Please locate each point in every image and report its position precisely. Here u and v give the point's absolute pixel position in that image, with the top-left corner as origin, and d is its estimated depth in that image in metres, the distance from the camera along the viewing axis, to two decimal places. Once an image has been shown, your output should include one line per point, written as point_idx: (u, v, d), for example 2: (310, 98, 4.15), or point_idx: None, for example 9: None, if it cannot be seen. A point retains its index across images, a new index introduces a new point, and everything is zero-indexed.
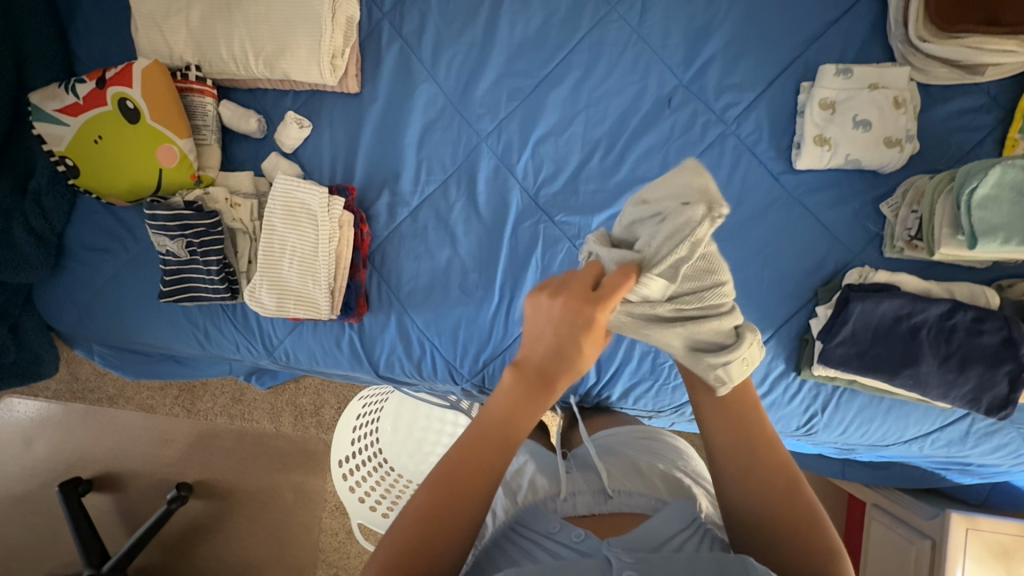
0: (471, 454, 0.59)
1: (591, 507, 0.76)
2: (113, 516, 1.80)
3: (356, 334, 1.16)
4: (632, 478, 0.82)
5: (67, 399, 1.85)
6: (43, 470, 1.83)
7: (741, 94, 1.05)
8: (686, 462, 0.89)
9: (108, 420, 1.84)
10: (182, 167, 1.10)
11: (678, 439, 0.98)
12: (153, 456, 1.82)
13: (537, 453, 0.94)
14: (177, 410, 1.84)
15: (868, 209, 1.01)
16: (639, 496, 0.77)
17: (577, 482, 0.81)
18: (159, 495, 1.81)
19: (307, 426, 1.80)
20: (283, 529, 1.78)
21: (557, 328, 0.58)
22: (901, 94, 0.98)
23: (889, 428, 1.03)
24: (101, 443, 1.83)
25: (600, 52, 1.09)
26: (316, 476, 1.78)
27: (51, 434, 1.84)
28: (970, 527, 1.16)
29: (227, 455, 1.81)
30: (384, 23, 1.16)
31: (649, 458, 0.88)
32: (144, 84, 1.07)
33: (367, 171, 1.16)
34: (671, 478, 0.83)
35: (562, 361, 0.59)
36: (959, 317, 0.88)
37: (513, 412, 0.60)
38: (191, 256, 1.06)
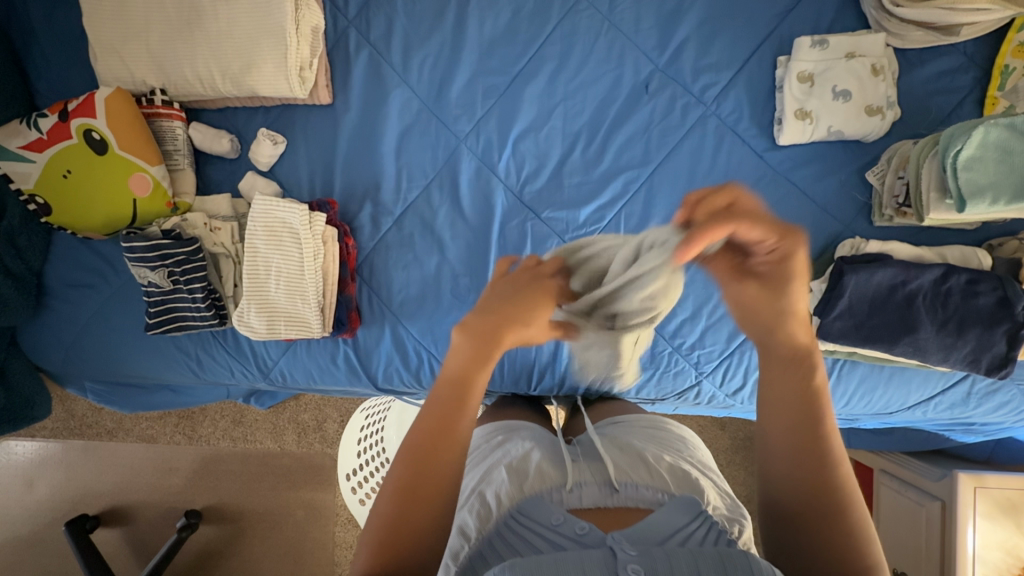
0: (436, 419, 0.63)
1: (597, 500, 0.76)
2: (124, 549, 1.78)
3: (351, 349, 1.15)
4: (638, 468, 0.82)
5: (64, 437, 1.82)
6: (48, 509, 1.80)
7: (718, 74, 1.04)
8: (692, 453, 0.90)
9: (109, 455, 1.81)
10: (156, 196, 1.07)
11: (684, 429, 0.99)
12: (159, 485, 1.80)
13: (540, 439, 0.93)
14: (179, 438, 1.82)
15: (854, 178, 1.01)
16: (646, 490, 0.77)
17: (583, 472, 0.81)
18: (169, 523, 1.79)
19: (311, 442, 1.78)
20: (297, 546, 1.77)
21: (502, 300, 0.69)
22: (879, 61, 0.97)
23: (891, 396, 1.03)
24: (104, 478, 1.81)
25: (573, 43, 1.08)
26: (325, 491, 1.77)
27: (52, 474, 1.81)
28: (979, 485, 1.17)
29: (233, 478, 1.79)
30: (351, 30, 1.13)
31: (655, 448, 0.88)
32: (109, 114, 1.04)
33: (347, 183, 1.13)
34: (678, 470, 0.83)
35: (507, 318, 0.67)
36: (953, 280, 0.88)
37: (468, 370, 0.65)
38: (175, 285, 1.03)
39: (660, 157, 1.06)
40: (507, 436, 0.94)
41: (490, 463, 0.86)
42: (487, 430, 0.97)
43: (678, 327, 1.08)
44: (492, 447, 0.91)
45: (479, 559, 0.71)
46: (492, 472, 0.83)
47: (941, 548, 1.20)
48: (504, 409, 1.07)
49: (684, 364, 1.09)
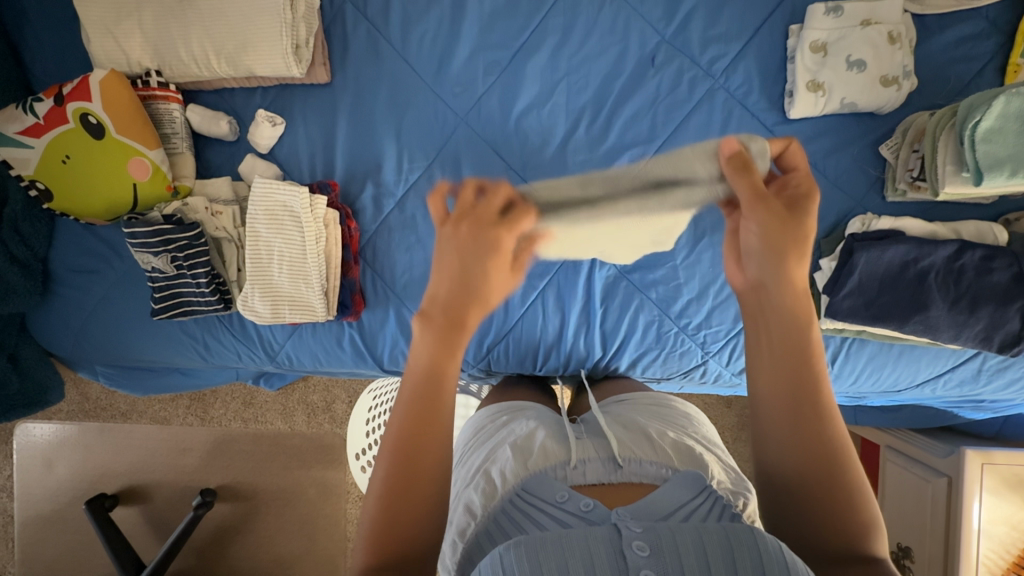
0: (411, 420, 0.60)
1: (601, 476, 0.77)
2: (144, 526, 1.84)
3: (356, 332, 1.15)
4: (642, 444, 0.82)
5: (81, 419, 1.86)
6: (68, 489, 1.85)
7: (727, 45, 1.00)
8: (697, 429, 0.90)
9: (124, 436, 1.85)
10: (156, 180, 1.05)
11: (689, 405, 0.98)
12: (175, 465, 1.85)
13: (545, 419, 0.93)
14: (192, 419, 1.85)
15: (868, 152, 0.97)
16: (651, 466, 0.78)
17: (587, 449, 0.81)
18: (186, 501, 1.84)
19: (321, 423, 1.81)
20: (310, 522, 1.82)
21: (449, 271, 0.64)
22: (896, 28, 0.92)
23: (900, 374, 1.02)
24: (122, 458, 1.85)
25: (576, 15, 1.04)
26: (335, 469, 1.81)
27: (70, 455, 1.85)
28: (986, 462, 1.18)
29: (246, 457, 1.83)
30: (347, 5, 1.10)
31: (660, 424, 0.89)
32: (105, 96, 1.01)
33: (347, 165, 1.12)
34: (682, 445, 0.83)
35: (458, 300, 0.63)
36: (967, 257, 0.86)
37: (437, 360, 0.62)
38: (178, 270, 1.01)
39: (667, 133, 1.03)
40: (512, 415, 0.95)
41: (495, 443, 0.87)
42: (493, 412, 0.98)
43: (684, 306, 1.06)
44: (498, 427, 0.92)
45: (486, 537, 0.72)
46: (496, 451, 0.84)
47: (946, 522, 1.21)
48: (510, 389, 1.08)
49: (690, 344, 1.08)
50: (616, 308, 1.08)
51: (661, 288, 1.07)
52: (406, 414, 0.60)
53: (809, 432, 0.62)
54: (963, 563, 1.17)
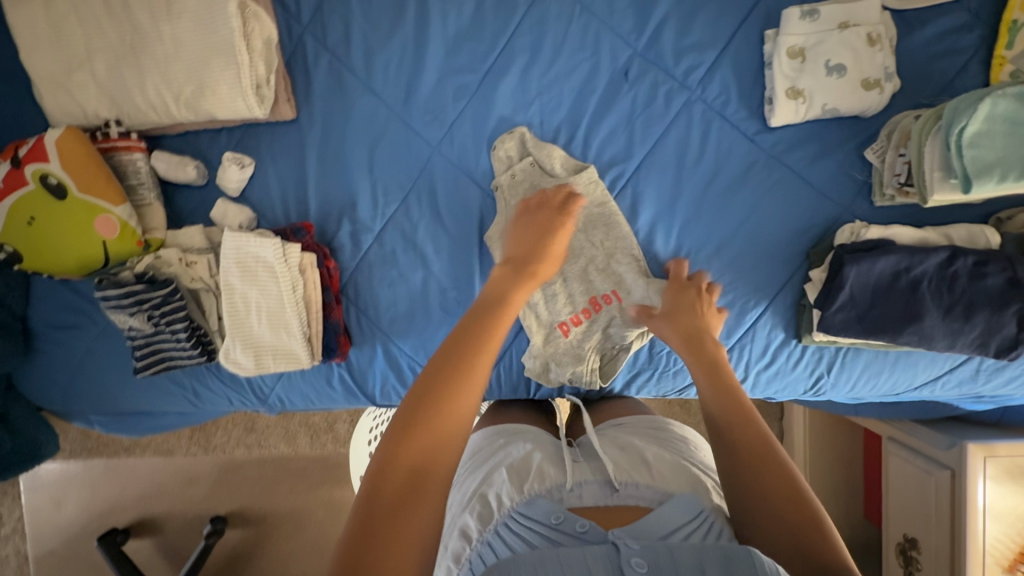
0: (463, 329, 0.64)
1: (598, 498, 0.76)
2: (156, 557, 1.84)
3: (345, 371, 1.13)
4: (638, 468, 0.81)
5: (84, 457, 1.85)
6: (76, 528, 1.85)
7: (702, 54, 0.97)
8: (695, 454, 0.88)
9: (129, 471, 1.85)
10: (125, 237, 1.02)
11: (688, 430, 0.97)
12: (182, 496, 1.84)
13: (542, 441, 0.92)
14: (195, 449, 1.84)
15: (852, 157, 0.95)
16: (648, 489, 0.77)
17: (584, 471, 0.81)
18: (196, 530, 1.84)
19: (324, 443, 1.82)
20: (321, 543, 1.82)
21: (516, 241, 0.82)
22: (875, 29, 0.88)
23: (897, 378, 1.00)
24: (128, 493, 1.85)
25: (544, 32, 1.01)
26: (342, 488, 1.82)
27: (76, 493, 1.85)
28: (988, 455, 1.17)
29: (252, 483, 1.83)
30: (307, 37, 1.06)
31: (657, 447, 0.87)
32: (62, 156, 0.97)
33: (321, 203, 1.09)
34: (680, 469, 0.82)
35: (527, 256, 0.78)
36: (959, 263, 0.84)
37: (505, 288, 0.70)
38: (156, 328, 0.98)
39: (646, 149, 1.00)
40: (508, 437, 0.93)
41: (490, 466, 0.86)
42: (488, 433, 0.96)
43: None
44: (494, 449, 0.91)
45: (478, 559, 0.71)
46: (493, 473, 0.84)
47: (951, 515, 1.21)
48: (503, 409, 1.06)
49: (684, 362, 1.06)
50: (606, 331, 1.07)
51: None
52: (470, 317, 0.66)
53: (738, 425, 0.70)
54: (971, 558, 1.17)
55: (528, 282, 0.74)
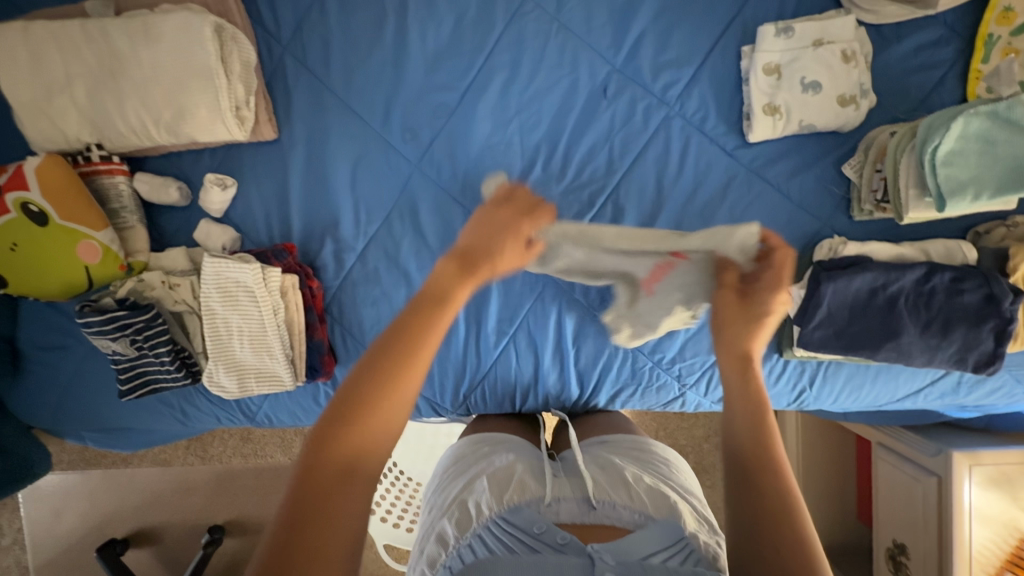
0: (387, 341, 0.60)
1: (575, 515, 0.77)
2: (154, 567, 1.86)
3: (330, 390, 1.13)
4: (616, 486, 0.81)
5: (81, 469, 1.86)
6: (74, 540, 1.86)
7: (679, 70, 0.97)
8: (676, 477, 0.89)
9: (125, 483, 1.86)
10: (108, 260, 1.03)
11: (669, 451, 0.97)
12: (178, 506, 1.85)
13: (524, 453, 0.92)
14: (192, 459, 1.86)
15: (831, 172, 0.94)
16: (624, 510, 0.77)
17: (563, 488, 0.81)
18: (194, 539, 1.85)
19: None
20: None
21: (473, 226, 0.70)
22: (850, 46, 0.88)
23: (879, 391, 1.00)
24: (125, 504, 1.86)
25: (522, 49, 1.01)
26: None
27: (72, 506, 1.85)
28: (973, 463, 1.17)
29: (248, 492, 1.84)
30: (287, 57, 1.06)
31: (636, 467, 0.88)
32: (42, 182, 0.97)
33: (304, 223, 1.09)
34: (658, 492, 0.82)
35: (484, 251, 0.69)
36: (936, 279, 0.84)
37: (440, 286, 0.65)
38: (140, 352, 0.99)
39: (626, 165, 1.00)
40: (493, 446, 0.94)
41: (472, 474, 0.87)
42: (471, 442, 0.97)
43: (658, 341, 1.04)
44: (477, 458, 0.91)
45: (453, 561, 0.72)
46: (474, 482, 0.84)
47: (937, 522, 1.21)
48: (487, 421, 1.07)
49: (666, 377, 1.06)
50: (590, 347, 1.07)
51: None
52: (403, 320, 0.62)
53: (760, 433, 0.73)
54: (957, 564, 1.17)
55: (472, 279, 0.67)
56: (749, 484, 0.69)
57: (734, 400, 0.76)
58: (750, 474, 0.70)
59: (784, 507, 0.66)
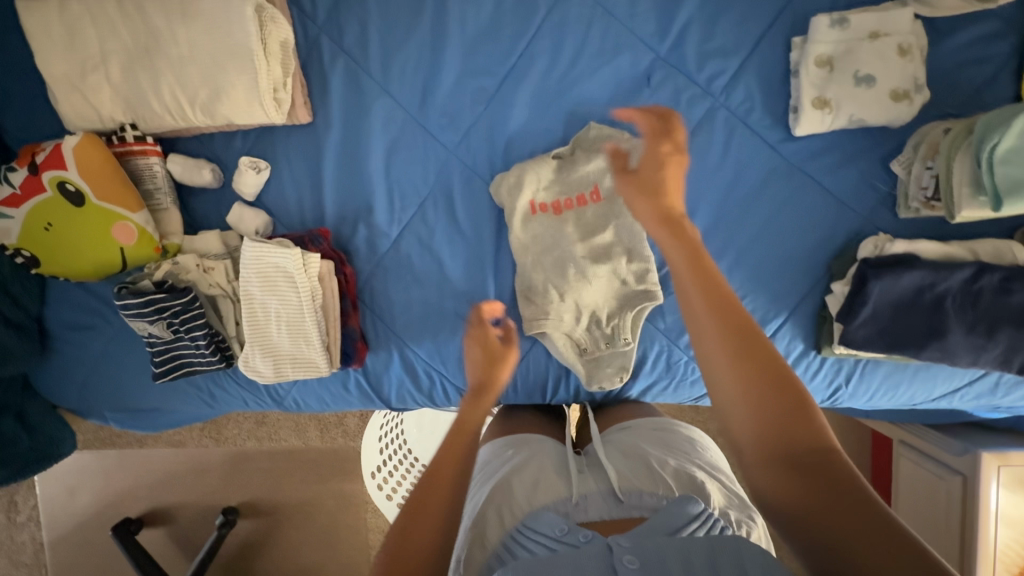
0: (433, 471, 0.65)
1: (602, 512, 0.78)
2: (170, 545, 1.88)
3: (361, 375, 1.13)
4: (640, 475, 0.83)
5: (97, 447, 1.87)
6: (91, 516, 1.88)
7: (726, 60, 0.95)
8: (700, 454, 0.91)
9: (142, 461, 1.87)
10: (143, 242, 1.02)
11: (694, 429, 0.98)
12: (195, 486, 1.87)
13: (549, 450, 0.93)
14: (207, 441, 1.86)
15: (877, 168, 0.93)
16: (650, 497, 0.79)
17: (588, 483, 0.83)
18: (209, 519, 1.87)
19: (334, 437, 1.83)
20: (331, 532, 1.85)
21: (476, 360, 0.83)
22: (906, 39, 0.86)
23: (915, 390, 1.00)
24: (142, 482, 1.87)
25: (565, 35, 0.99)
26: (351, 480, 1.83)
27: (90, 482, 1.87)
28: (1002, 463, 1.18)
29: (264, 474, 1.85)
30: (323, 38, 1.04)
31: (662, 451, 0.89)
32: (80, 163, 0.97)
33: (337, 208, 1.08)
34: (684, 474, 0.84)
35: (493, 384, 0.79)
36: (985, 279, 0.83)
37: (466, 414, 0.73)
38: (176, 335, 0.98)
39: None
40: (516, 448, 0.94)
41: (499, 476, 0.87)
42: (498, 444, 0.97)
43: None
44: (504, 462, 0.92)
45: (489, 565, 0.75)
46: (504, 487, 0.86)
47: (962, 520, 1.22)
48: (519, 412, 1.07)
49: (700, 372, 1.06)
50: None
51: (669, 317, 1.05)
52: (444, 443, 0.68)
53: (769, 403, 0.57)
54: (980, 562, 1.18)
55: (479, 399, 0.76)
56: (777, 486, 0.55)
57: (735, 391, 0.58)
58: (782, 483, 0.54)
59: (894, 553, 0.47)
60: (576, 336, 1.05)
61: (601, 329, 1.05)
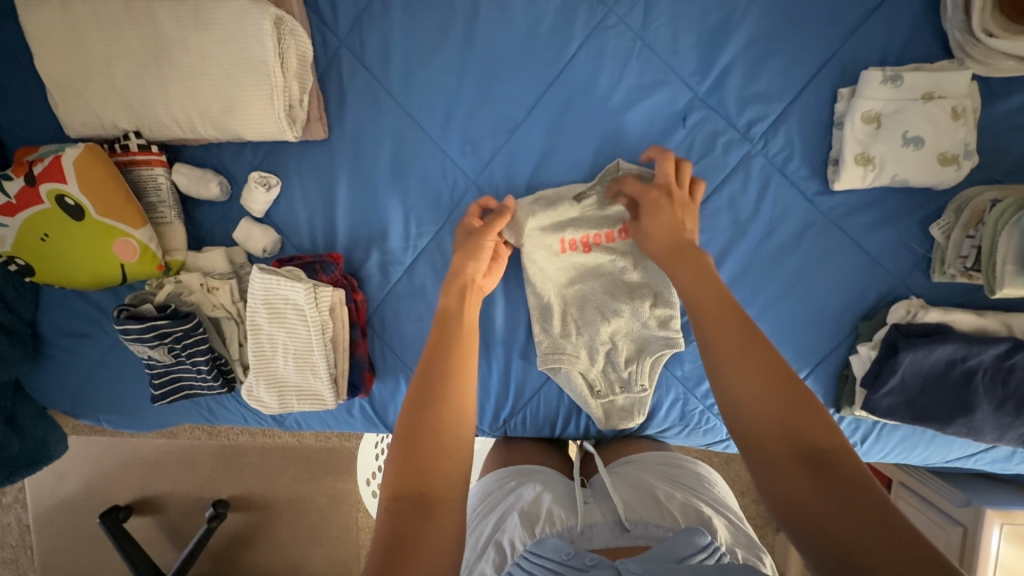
0: (402, 437, 0.66)
1: (608, 541, 0.74)
2: (158, 535, 1.84)
3: (367, 402, 1.09)
4: (648, 506, 0.80)
5: (87, 434, 1.83)
6: (79, 502, 1.84)
7: (767, 105, 0.91)
8: (707, 490, 0.86)
9: (130, 451, 1.83)
10: (145, 260, 0.97)
11: (702, 464, 0.95)
12: (184, 477, 1.81)
13: (555, 480, 0.90)
14: (199, 432, 1.80)
15: (915, 230, 0.90)
16: (656, 529, 0.75)
17: (594, 513, 0.79)
18: (198, 512, 1.82)
19: (329, 436, 1.76)
20: (322, 529, 1.79)
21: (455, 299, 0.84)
22: (961, 102, 0.82)
23: (931, 452, 0.98)
24: (130, 472, 1.83)
25: (600, 67, 0.94)
26: (345, 480, 1.77)
27: (79, 469, 1.83)
28: (1005, 520, 1.15)
29: (255, 469, 1.79)
30: (343, 52, 0.98)
31: (668, 485, 0.86)
32: (81, 176, 0.91)
33: (350, 230, 1.04)
34: (691, 509, 0.80)
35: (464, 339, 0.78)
36: (1019, 357, 0.81)
37: (434, 371, 0.72)
38: (177, 359, 0.95)
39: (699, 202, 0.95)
40: (520, 479, 0.91)
41: (504, 509, 0.84)
42: (499, 475, 0.94)
43: (711, 384, 1.02)
44: (505, 493, 0.88)
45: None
46: (506, 519, 0.82)
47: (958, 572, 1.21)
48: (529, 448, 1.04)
49: (715, 422, 1.04)
50: None
51: (688, 364, 1.03)
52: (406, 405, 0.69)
53: (792, 408, 0.60)
54: None
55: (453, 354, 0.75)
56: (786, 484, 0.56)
57: (749, 395, 0.61)
58: (791, 479, 0.56)
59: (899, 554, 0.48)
60: (591, 377, 1.01)
61: (616, 372, 1.01)
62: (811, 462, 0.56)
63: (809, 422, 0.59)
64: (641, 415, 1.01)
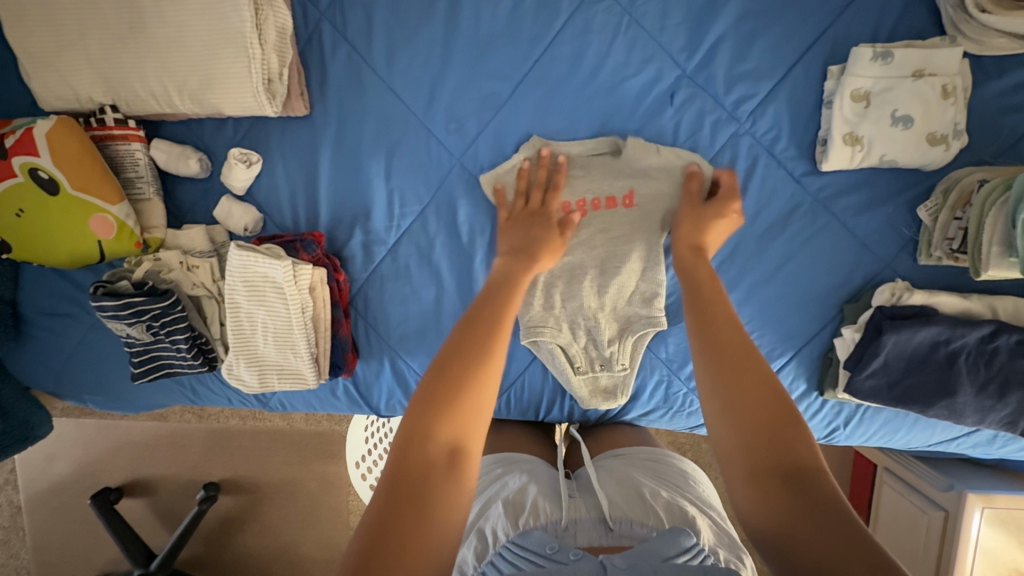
0: (433, 382, 0.61)
1: (592, 539, 0.74)
2: (150, 516, 1.85)
3: (351, 382, 1.09)
4: (633, 503, 0.79)
5: (77, 416, 1.82)
6: (71, 483, 1.84)
7: (756, 84, 0.89)
8: (692, 488, 0.86)
9: (121, 433, 1.82)
10: (123, 237, 0.95)
11: (687, 461, 0.95)
12: (174, 460, 1.81)
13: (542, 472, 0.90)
14: (188, 416, 1.79)
15: (903, 212, 0.89)
16: (640, 528, 0.75)
17: (579, 508, 0.79)
18: (190, 494, 1.83)
19: (319, 420, 1.76)
20: (312, 512, 1.80)
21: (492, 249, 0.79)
22: (951, 81, 0.81)
23: (913, 436, 0.98)
24: (121, 455, 1.83)
25: (588, 42, 0.92)
26: (336, 462, 1.77)
27: (70, 451, 1.83)
28: (986, 504, 1.16)
29: (246, 452, 1.79)
30: (324, 24, 0.96)
31: (654, 481, 0.85)
32: (55, 150, 0.90)
33: (333, 208, 1.02)
34: (676, 507, 0.79)
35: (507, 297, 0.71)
36: (1002, 340, 0.81)
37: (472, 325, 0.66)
38: (156, 337, 0.94)
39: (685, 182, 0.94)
40: (506, 468, 0.90)
41: (488, 497, 0.84)
42: (487, 460, 0.94)
43: None
44: (490, 479, 0.88)
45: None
46: (489, 506, 0.82)
47: (938, 556, 1.23)
48: (513, 430, 1.04)
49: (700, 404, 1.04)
50: None
51: (672, 346, 1.02)
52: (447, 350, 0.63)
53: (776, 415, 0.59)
54: None
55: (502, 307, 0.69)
56: (758, 480, 0.56)
57: (748, 403, 0.60)
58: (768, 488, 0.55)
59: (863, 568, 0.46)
60: (572, 353, 1.00)
61: (598, 350, 1.00)
62: (793, 478, 0.55)
63: (786, 428, 0.58)
64: (624, 396, 1.01)
